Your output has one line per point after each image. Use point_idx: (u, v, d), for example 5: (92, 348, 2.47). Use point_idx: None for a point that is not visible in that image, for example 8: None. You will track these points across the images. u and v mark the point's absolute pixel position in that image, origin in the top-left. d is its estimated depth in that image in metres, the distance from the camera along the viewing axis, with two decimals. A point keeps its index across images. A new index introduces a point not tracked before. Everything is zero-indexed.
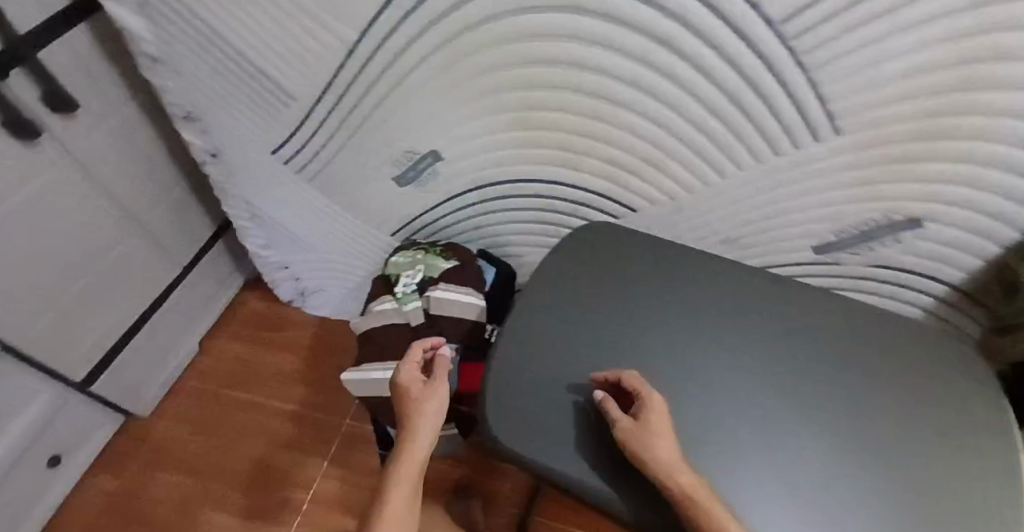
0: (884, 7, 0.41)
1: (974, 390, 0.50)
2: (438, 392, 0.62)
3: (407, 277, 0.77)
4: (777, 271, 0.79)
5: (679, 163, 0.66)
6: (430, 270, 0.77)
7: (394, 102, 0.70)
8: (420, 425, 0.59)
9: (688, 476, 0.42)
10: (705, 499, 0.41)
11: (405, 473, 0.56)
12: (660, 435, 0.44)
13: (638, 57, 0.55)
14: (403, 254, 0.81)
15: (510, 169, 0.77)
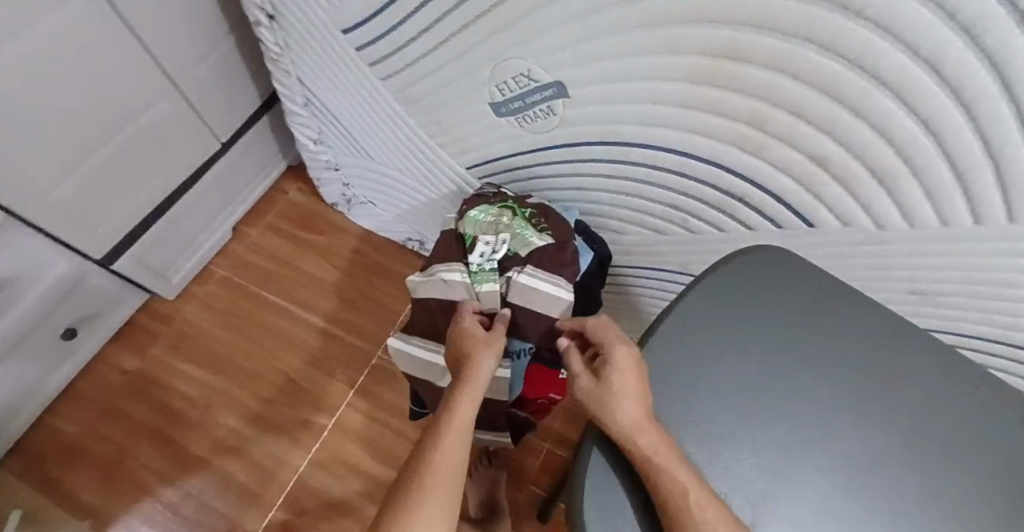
0: None
1: None
2: (497, 341, 0.52)
3: (487, 245, 0.61)
4: (956, 344, 0.59)
5: (919, 186, 0.45)
6: (517, 242, 0.60)
7: (525, 6, 0.48)
8: (483, 360, 0.49)
9: (650, 434, 0.38)
10: (666, 461, 0.37)
11: (461, 409, 0.44)
12: (626, 392, 0.42)
13: (965, 30, 0.32)
14: (484, 209, 0.63)
15: (654, 133, 0.55)
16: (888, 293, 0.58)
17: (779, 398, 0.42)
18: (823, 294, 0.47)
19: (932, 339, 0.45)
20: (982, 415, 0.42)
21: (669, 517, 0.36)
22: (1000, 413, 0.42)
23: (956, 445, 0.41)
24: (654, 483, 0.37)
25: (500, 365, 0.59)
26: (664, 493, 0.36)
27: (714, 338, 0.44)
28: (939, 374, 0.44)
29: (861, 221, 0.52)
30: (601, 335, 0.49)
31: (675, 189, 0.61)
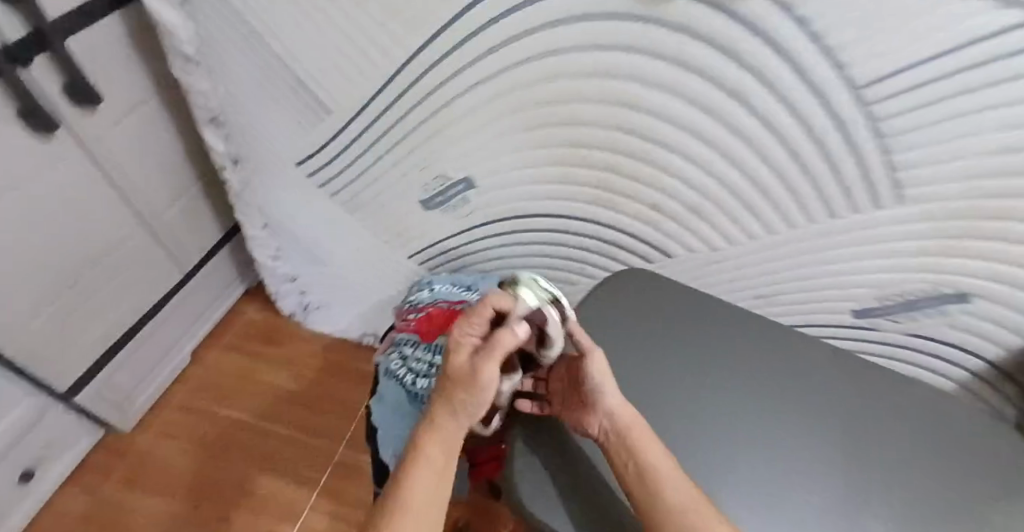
0: (980, 82, 0.41)
1: None
2: (491, 365, 0.40)
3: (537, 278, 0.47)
4: (811, 331, 0.76)
5: (723, 213, 0.64)
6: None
7: (435, 127, 0.67)
8: (462, 403, 0.41)
9: (628, 419, 0.43)
10: (644, 439, 0.43)
11: (437, 438, 0.44)
12: (608, 388, 0.44)
13: (702, 107, 0.53)
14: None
15: (544, 203, 0.73)
16: (744, 301, 0.76)
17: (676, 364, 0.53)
18: (685, 290, 0.60)
19: None
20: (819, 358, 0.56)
21: (643, 487, 0.41)
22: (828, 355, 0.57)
23: None
24: (632, 457, 0.42)
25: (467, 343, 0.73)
26: (642, 466, 0.42)
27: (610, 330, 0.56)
28: None
29: (699, 246, 0.70)
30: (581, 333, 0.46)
31: (573, 245, 0.78)
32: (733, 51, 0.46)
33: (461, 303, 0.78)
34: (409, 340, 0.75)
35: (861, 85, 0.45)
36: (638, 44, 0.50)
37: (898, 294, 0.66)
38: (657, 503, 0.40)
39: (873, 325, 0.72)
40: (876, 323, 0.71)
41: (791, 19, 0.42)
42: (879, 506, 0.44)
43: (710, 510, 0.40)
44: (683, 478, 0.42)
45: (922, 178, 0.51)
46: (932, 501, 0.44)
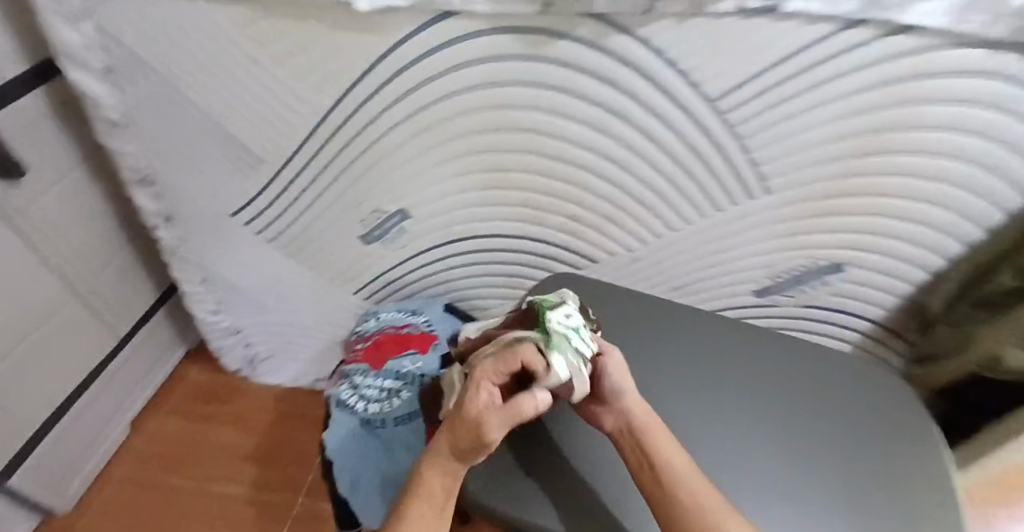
0: (804, 86, 0.53)
1: (897, 415, 0.56)
2: (503, 419, 0.36)
3: (574, 337, 0.44)
4: (729, 313, 0.86)
5: (633, 217, 0.73)
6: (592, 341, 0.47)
7: (364, 166, 0.72)
8: (463, 451, 0.38)
9: (645, 419, 0.44)
10: (662, 438, 0.43)
11: (431, 482, 0.39)
12: (624, 388, 0.45)
13: (596, 126, 0.62)
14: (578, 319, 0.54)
15: (476, 226, 0.79)
16: (665, 295, 0.85)
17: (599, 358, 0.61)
18: (603, 289, 0.68)
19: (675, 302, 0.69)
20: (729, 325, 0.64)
21: (662, 488, 0.41)
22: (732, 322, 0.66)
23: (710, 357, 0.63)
24: (646, 454, 0.42)
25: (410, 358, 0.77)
26: (662, 465, 0.41)
27: None
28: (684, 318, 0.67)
29: (618, 249, 0.78)
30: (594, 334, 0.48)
31: (507, 261, 0.84)
32: (615, 79, 0.56)
33: (406, 327, 0.83)
34: (358, 370, 0.78)
35: (716, 99, 0.56)
36: (538, 80, 0.58)
37: (787, 271, 0.77)
38: (678, 499, 0.40)
39: (774, 302, 0.82)
40: (776, 300, 0.82)
41: (652, 48, 0.52)
42: (781, 449, 0.52)
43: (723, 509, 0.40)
44: (699, 475, 0.42)
45: (780, 170, 0.62)
46: (822, 441, 0.53)
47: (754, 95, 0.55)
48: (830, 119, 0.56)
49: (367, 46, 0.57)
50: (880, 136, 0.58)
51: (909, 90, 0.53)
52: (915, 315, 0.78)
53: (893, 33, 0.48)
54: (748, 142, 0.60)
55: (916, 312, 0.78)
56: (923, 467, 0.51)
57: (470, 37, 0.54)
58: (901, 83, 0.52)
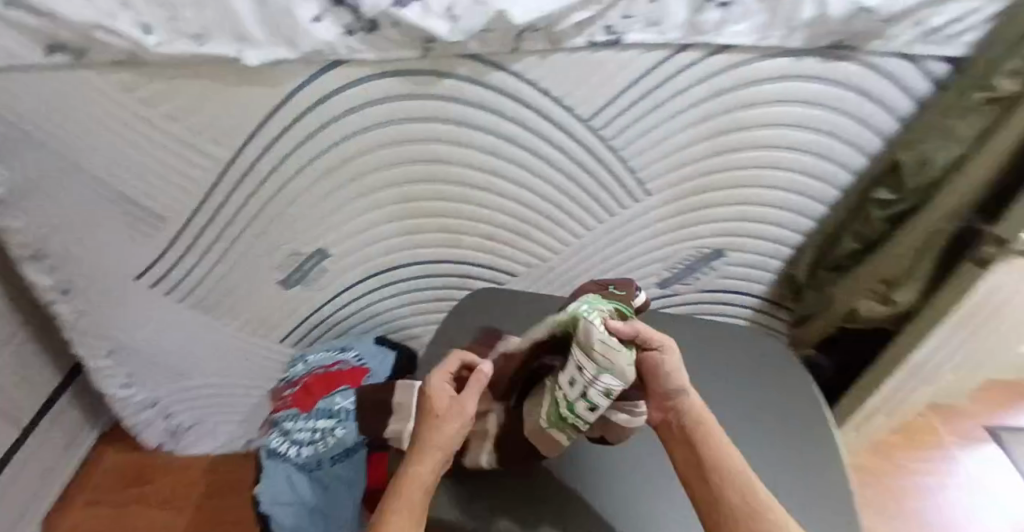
0: (658, 101, 0.63)
1: (773, 378, 0.66)
2: (474, 394, 0.45)
3: (598, 397, 0.42)
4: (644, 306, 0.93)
5: (542, 230, 0.79)
6: (622, 362, 0.42)
7: (274, 212, 0.72)
8: (449, 435, 0.43)
9: (702, 419, 0.46)
10: (715, 438, 0.45)
11: (410, 490, 0.40)
12: (676, 386, 0.46)
13: (493, 151, 0.67)
14: (605, 304, 0.48)
15: (395, 256, 0.81)
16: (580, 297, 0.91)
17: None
18: (518, 304, 0.76)
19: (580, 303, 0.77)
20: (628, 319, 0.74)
21: (712, 485, 0.43)
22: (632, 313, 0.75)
23: None
24: (697, 450, 0.45)
25: (339, 395, 0.76)
26: (716, 464, 0.43)
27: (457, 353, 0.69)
28: None
29: (534, 260, 0.84)
30: (650, 332, 0.47)
31: (430, 287, 0.87)
32: (502, 108, 0.62)
33: (336, 364, 0.83)
34: (288, 416, 0.78)
35: (589, 118, 0.64)
36: (434, 115, 0.62)
37: (680, 261, 0.86)
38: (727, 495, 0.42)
39: (675, 291, 0.91)
40: (678, 289, 0.91)
41: (526, 81, 0.59)
42: None
43: (764, 508, 0.41)
44: (750, 474, 0.43)
45: (654, 173, 0.72)
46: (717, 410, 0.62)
47: (620, 111, 0.64)
48: (683, 127, 0.67)
49: (261, 98, 0.58)
50: (729, 134, 0.68)
51: (743, 93, 0.63)
52: (789, 287, 0.90)
53: (715, 53, 0.59)
54: (625, 151, 0.69)
55: (790, 283, 0.89)
56: (794, 420, 0.62)
57: (357, 83, 0.58)
58: (737, 89, 0.63)
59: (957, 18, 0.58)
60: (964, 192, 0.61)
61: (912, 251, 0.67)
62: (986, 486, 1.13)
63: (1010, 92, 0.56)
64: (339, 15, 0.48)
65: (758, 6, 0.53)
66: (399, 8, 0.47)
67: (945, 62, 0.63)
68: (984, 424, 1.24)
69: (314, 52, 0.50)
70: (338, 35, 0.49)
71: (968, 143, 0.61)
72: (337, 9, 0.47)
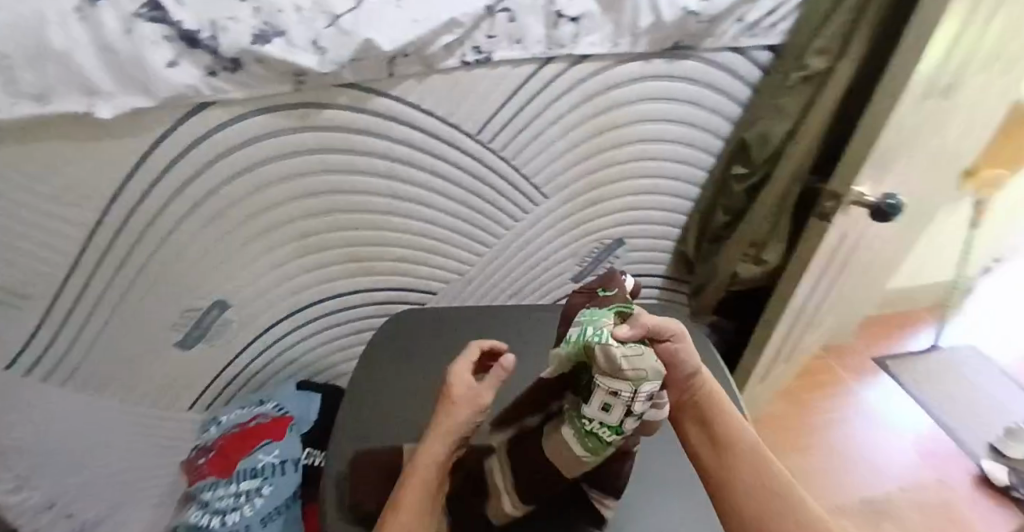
0: (540, 108, 0.68)
1: None
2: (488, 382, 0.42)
3: (646, 405, 0.33)
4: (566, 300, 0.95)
5: (452, 244, 0.79)
6: (652, 361, 0.32)
7: (153, 277, 0.62)
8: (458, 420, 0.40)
9: (708, 391, 0.43)
10: (720, 409, 0.43)
11: (421, 473, 0.39)
12: (691, 370, 0.41)
13: (388, 174, 0.67)
14: (601, 312, 0.36)
15: (304, 295, 0.75)
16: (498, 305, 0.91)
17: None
18: (437, 321, 0.76)
19: (497, 309, 0.80)
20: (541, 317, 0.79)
21: (728, 463, 0.41)
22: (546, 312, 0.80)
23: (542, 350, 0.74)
24: (708, 426, 0.42)
25: (262, 452, 0.73)
26: (728, 438, 0.42)
27: (380, 377, 0.68)
28: (512, 320, 0.78)
29: (450, 275, 0.83)
30: (654, 322, 0.37)
31: (348, 321, 0.83)
32: (395, 130, 0.63)
33: (255, 418, 0.77)
34: (207, 485, 0.73)
35: (476, 133, 0.68)
36: (328, 146, 0.61)
37: (587, 254, 0.90)
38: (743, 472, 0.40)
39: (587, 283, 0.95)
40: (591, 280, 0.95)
41: (409, 104, 0.61)
42: None
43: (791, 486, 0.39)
44: (758, 441, 0.42)
45: (547, 177, 0.77)
46: None
47: (506, 122, 0.68)
48: (566, 129, 0.72)
49: (121, 149, 0.51)
50: (608, 130, 0.75)
51: (615, 93, 0.71)
52: (682, 262, 0.98)
53: (578, 63, 0.66)
54: (516, 159, 0.73)
55: (683, 259, 0.98)
56: None
57: (226, 125, 0.54)
58: (609, 88, 0.70)
59: (770, 11, 0.70)
60: (795, 164, 0.72)
61: (768, 216, 0.77)
62: (878, 412, 1.30)
63: (819, 70, 0.68)
64: (196, 57, 0.45)
65: (602, 20, 0.62)
66: (261, 45, 0.46)
67: (767, 50, 0.76)
68: (869, 357, 1.44)
69: (173, 98, 0.47)
70: (198, 77, 0.47)
71: (795, 118, 0.72)
72: (193, 52, 0.45)
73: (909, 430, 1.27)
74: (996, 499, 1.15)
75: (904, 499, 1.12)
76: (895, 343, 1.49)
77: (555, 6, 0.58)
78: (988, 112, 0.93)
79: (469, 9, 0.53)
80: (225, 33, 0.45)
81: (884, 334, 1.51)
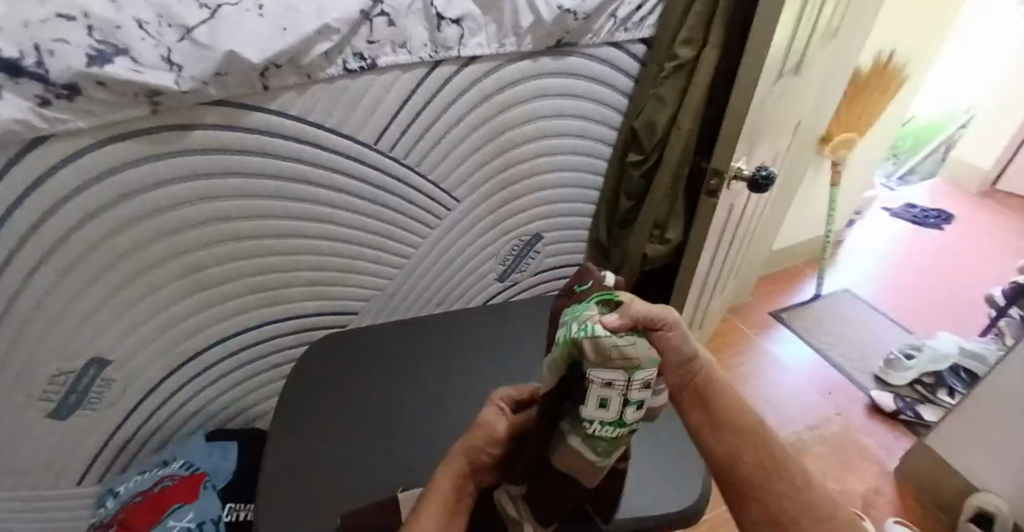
0: (438, 113, 0.67)
1: None
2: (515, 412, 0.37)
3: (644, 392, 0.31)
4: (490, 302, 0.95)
5: (366, 260, 0.75)
6: (644, 347, 0.30)
7: (6, 344, 0.53)
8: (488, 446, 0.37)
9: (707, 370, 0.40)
10: (720, 386, 0.41)
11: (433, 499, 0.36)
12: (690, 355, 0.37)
13: (281, 194, 0.62)
14: (579, 308, 0.33)
15: (202, 337, 0.68)
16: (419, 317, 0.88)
17: (384, 418, 0.64)
18: (357, 341, 0.73)
19: (422, 322, 0.78)
20: (469, 322, 0.78)
21: (730, 446, 0.39)
22: (472, 317, 0.79)
23: (474, 356, 0.73)
24: (711, 406, 0.40)
25: (172, 519, 0.65)
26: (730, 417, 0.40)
27: (306, 413, 0.64)
28: (438, 330, 0.76)
29: (369, 294, 0.79)
30: (643, 306, 0.32)
31: (261, 356, 0.76)
32: (284, 147, 0.59)
33: (159, 481, 0.69)
34: None
35: (375, 143, 0.65)
36: (207, 171, 0.56)
37: (507, 252, 0.91)
38: (741, 453, 0.39)
39: (511, 283, 0.95)
40: (514, 278, 0.95)
41: (295, 118, 0.57)
42: None
43: (782, 457, 0.40)
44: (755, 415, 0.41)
45: (456, 181, 0.76)
46: None
47: (402, 129, 0.66)
48: (467, 130, 0.72)
49: None
50: (507, 129, 0.76)
51: (509, 91, 0.72)
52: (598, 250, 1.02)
53: (468, 65, 0.66)
54: (421, 165, 0.71)
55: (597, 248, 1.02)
56: None
57: (72, 161, 0.47)
58: (503, 87, 0.71)
59: (638, 6, 0.74)
60: (682, 147, 0.77)
61: (664, 198, 0.82)
62: (785, 363, 1.43)
63: (688, 58, 0.74)
64: (23, 88, 0.39)
65: (485, 20, 0.62)
66: (100, 66, 0.41)
67: (642, 42, 0.80)
68: (769, 313, 1.58)
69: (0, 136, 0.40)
70: (29, 108, 0.40)
71: (675, 103, 0.77)
72: (18, 82, 0.38)
73: (815, 373, 1.42)
74: (884, 422, 1.32)
75: (814, 437, 1.25)
76: (790, 297, 1.66)
77: (435, 9, 0.58)
78: (831, 84, 1.05)
79: (341, 14, 0.51)
80: (54, 57, 0.39)
81: (779, 291, 1.68)
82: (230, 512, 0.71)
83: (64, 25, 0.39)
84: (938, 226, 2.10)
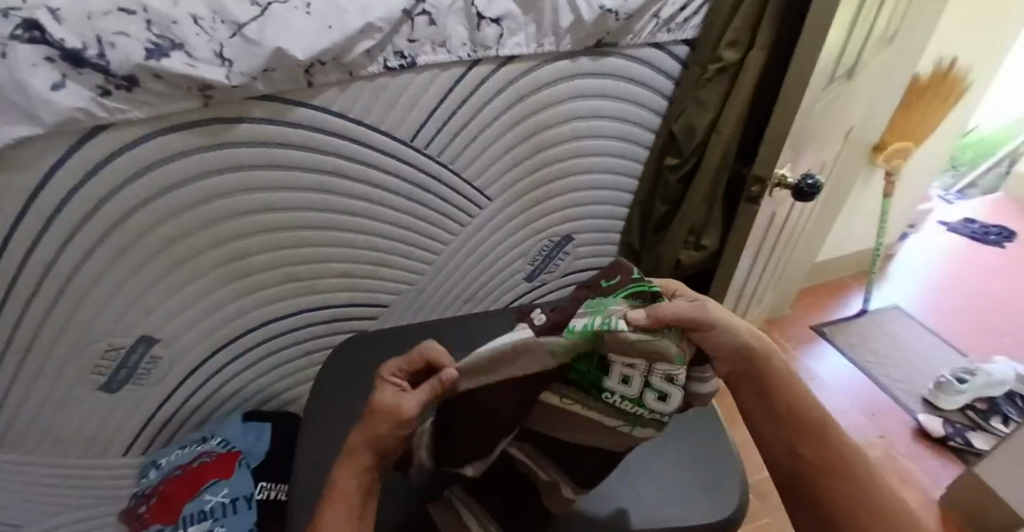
0: (474, 111, 0.68)
1: None
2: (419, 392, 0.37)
3: (662, 383, 0.38)
4: (518, 302, 0.95)
5: (399, 255, 0.77)
6: (669, 344, 0.36)
7: (64, 318, 0.57)
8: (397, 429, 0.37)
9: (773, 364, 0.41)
10: (787, 382, 0.41)
11: (338, 495, 0.36)
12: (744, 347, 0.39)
13: (319, 187, 0.64)
14: (607, 299, 0.39)
15: (242, 321, 0.71)
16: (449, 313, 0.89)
17: None
18: (387, 335, 0.74)
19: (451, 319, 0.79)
20: (496, 321, 0.78)
21: (790, 442, 0.40)
22: (500, 315, 0.79)
23: None
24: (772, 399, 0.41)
25: (209, 494, 0.70)
26: (793, 414, 0.40)
27: (334, 401, 0.66)
28: (466, 328, 0.77)
29: (401, 288, 0.81)
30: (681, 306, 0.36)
31: (295, 343, 0.79)
32: (326, 141, 0.60)
33: (197, 458, 0.73)
34: None
35: (412, 140, 0.67)
36: (252, 163, 0.58)
37: (537, 253, 0.91)
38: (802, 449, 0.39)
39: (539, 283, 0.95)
40: (543, 279, 0.95)
41: (337, 113, 0.59)
42: None
43: (850, 458, 0.39)
44: (823, 412, 0.41)
45: (489, 180, 0.77)
46: None
47: (440, 126, 0.67)
48: (503, 129, 0.72)
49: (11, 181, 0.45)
50: (543, 129, 0.76)
51: (546, 92, 0.72)
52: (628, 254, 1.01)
53: (506, 64, 0.66)
54: (456, 163, 0.72)
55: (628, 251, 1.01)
56: None
57: (129, 150, 0.50)
58: (539, 87, 0.71)
59: (682, 7, 0.73)
60: (722, 152, 0.75)
61: (702, 202, 0.80)
62: (823, 380, 1.37)
63: (732, 61, 0.71)
64: (85, 79, 0.42)
65: (525, 19, 0.62)
66: (157, 60, 0.43)
67: (684, 44, 0.79)
68: (807, 326, 1.52)
69: (64, 123, 0.42)
70: (90, 97, 0.43)
71: (717, 106, 0.75)
72: (81, 73, 0.41)
73: (855, 391, 1.36)
74: (930, 448, 1.24)
75: None
76: (829, 310, 1.60)
77: (476, 8, 0.58)
78: (884, 90, 1.00)
79: (384, 13, 0.52)
80: (115, 50, 0.41)
81: (819, 304, 1.61)
82: (262, 490, 0.73)
83: (124, 19, 0.42)
84: (998, 243, 1.96)
